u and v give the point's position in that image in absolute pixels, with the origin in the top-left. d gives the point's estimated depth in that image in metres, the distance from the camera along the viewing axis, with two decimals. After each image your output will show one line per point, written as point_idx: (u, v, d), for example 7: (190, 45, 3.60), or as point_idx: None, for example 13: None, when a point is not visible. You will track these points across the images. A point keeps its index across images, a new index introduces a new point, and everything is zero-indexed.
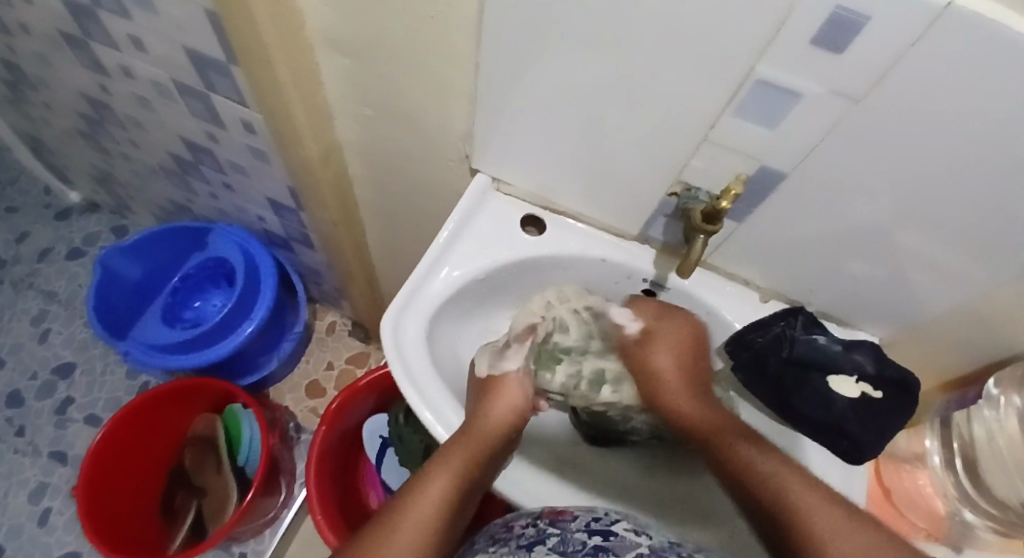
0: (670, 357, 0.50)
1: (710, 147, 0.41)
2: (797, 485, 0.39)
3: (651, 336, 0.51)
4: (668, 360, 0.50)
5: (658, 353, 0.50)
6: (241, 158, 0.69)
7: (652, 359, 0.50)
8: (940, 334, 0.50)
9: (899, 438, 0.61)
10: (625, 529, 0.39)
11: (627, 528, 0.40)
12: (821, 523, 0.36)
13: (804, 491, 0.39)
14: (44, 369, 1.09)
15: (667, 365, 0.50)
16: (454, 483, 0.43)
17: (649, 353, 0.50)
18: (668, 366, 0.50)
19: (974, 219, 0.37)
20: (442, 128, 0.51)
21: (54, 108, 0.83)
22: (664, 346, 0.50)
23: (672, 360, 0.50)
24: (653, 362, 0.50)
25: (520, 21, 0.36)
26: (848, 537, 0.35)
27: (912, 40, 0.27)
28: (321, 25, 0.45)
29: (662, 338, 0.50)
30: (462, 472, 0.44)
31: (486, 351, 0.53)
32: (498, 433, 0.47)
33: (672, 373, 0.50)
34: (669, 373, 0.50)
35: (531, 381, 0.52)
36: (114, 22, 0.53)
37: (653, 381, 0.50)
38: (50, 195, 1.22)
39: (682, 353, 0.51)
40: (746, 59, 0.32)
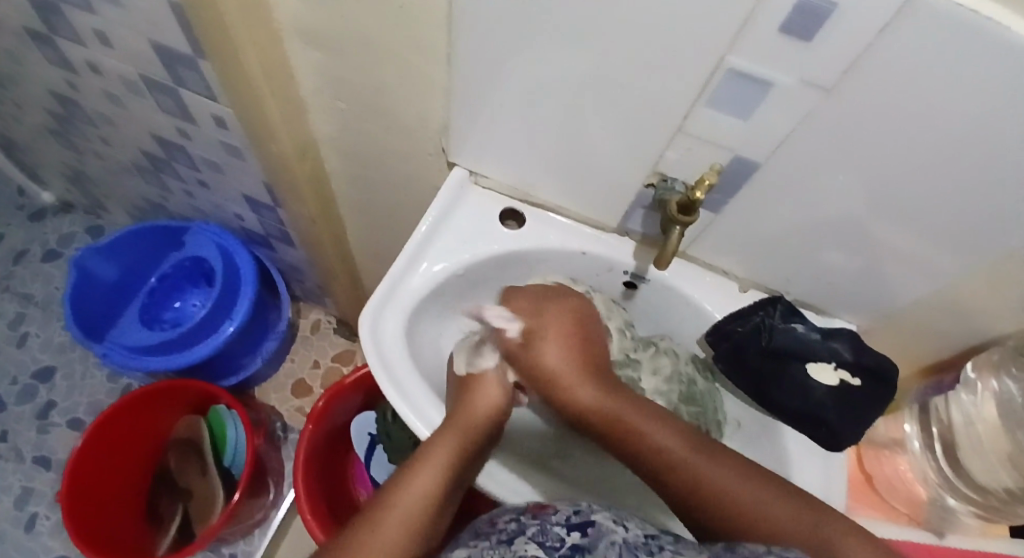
0: (558, 351, 0.47)
1: (686, 138, 0.40)
2: (719, 476, 0.40)
3: (536, 334, 0.48)
4: (558, 355, 0.47)
5: (548, 350, 0.47)
6: (216, 155, 0.67)
7: (541, 357, 0.47)
8: (916, 322, 0.50)
9: (877, 425, 0.61)
10: (605, 519, 0.39)
11: (607, 519, 0.39)
12: (766, 511, 0.38)
13: (729, 483, 0.40)
14: (22, 373, 1.07)
15: (560, 362, 0.47)
16: (442, 478, 0.42)
17: (537, 351, 0.47)
18: (560, 362, 0.47)
19: (946, 207, 0.37)
20: (418, 121, 0.51)
21: (22, 106, 0.81)
22: (550, 342, 0.48)
23: (562, 353, 0.47)
24: (543, 362, 0.47)
25: (490, 11, 0.35)
26: (795, 519, 0.38)
27: (881, 27, 0.27)
28: (291, 18, 0.44)
29: (547, 336, 0.48)
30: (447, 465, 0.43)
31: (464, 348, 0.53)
32: (484, 429, 0.47)
33: (563, 368, 0.47)
34: (564, 370, 0.47)
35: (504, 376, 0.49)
36: (78, 16, 0.52)
37: (546, 382, 0.47)
38: (24, 196, 1.20)
39: (569, 342, 0.48)
40: (717, 49, 0.32)
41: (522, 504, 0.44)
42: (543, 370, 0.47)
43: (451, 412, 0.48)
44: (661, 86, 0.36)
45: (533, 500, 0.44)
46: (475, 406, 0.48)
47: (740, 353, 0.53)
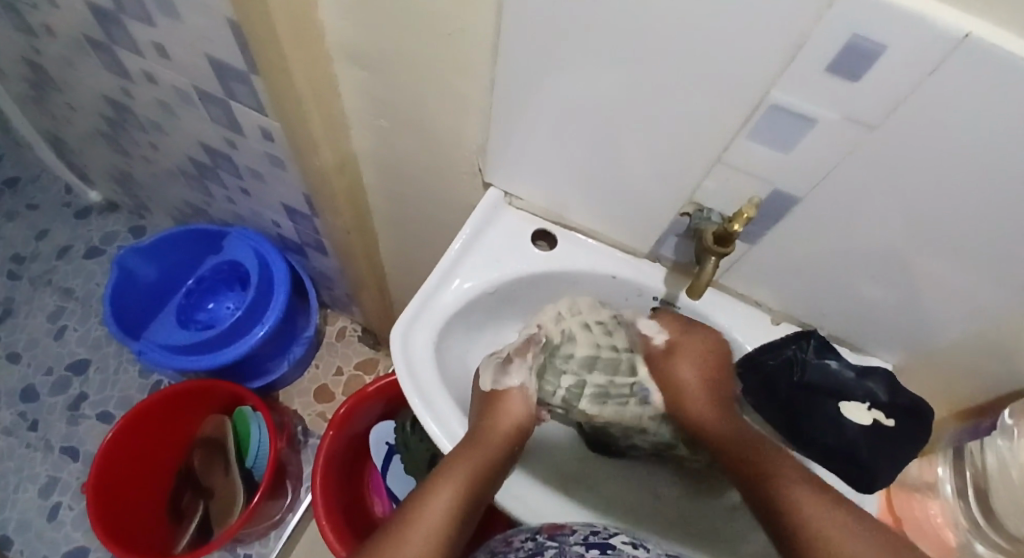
0: (693, 369, 0.51)
1: (723, 168, 0.40)
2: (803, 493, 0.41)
3: (676, 348, 0.52)
4: (691, 371, 0.51)
5: (680, 365, 0.51)
6: (258, 164, 0.70)
7: (675, 369, 0.51)
8: (953, 364, 0.49)
9: (910, 466, 0.61)
10: (623, 541, 0.40)
11: (625, 541, 0.41)
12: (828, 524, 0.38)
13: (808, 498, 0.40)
14: (58, 365, 1.11)
15: (690, 379, 0.51)
16: (458, 497, 0.42)
17: (673, 366, 0.52)
18: (690, 378, 0.51)
19: (991, 249, 0.36)
20: (457, 141, 0.52)
21: (77, 109, 0.85)
22: (687, 361, 0.51)
23: (696, 373, 0.51)
24: (676, 374, 0.51)
25: (539, 38, 0.36)
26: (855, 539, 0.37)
27: (931, 68, 0.26)
28: (342, 38, 0.46)
29: (685, 352, 0.51)
30: (470, 485, 0.43)
31: (491, 363, 0.54)
32: (500, 446, 0.47)
33: (694, 387, 0.51)
34: (692, 386, 0.51)
35: (529, 396, 0.51)
36: (139, 29, 0.55)
37: (676, 392, 0.52)
38: (71, 195, 1.25)
39: (707, 364, 0.51)
40: (760, 84, 0.32)
41: (535, 525, 0.44)
42: (674, 379, 0.52)
43: (473, 427, 0.48)
44: (701, 117, 0.37)
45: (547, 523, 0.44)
46: (497, 428, 0.48)
47: (770, 386, 0.50)
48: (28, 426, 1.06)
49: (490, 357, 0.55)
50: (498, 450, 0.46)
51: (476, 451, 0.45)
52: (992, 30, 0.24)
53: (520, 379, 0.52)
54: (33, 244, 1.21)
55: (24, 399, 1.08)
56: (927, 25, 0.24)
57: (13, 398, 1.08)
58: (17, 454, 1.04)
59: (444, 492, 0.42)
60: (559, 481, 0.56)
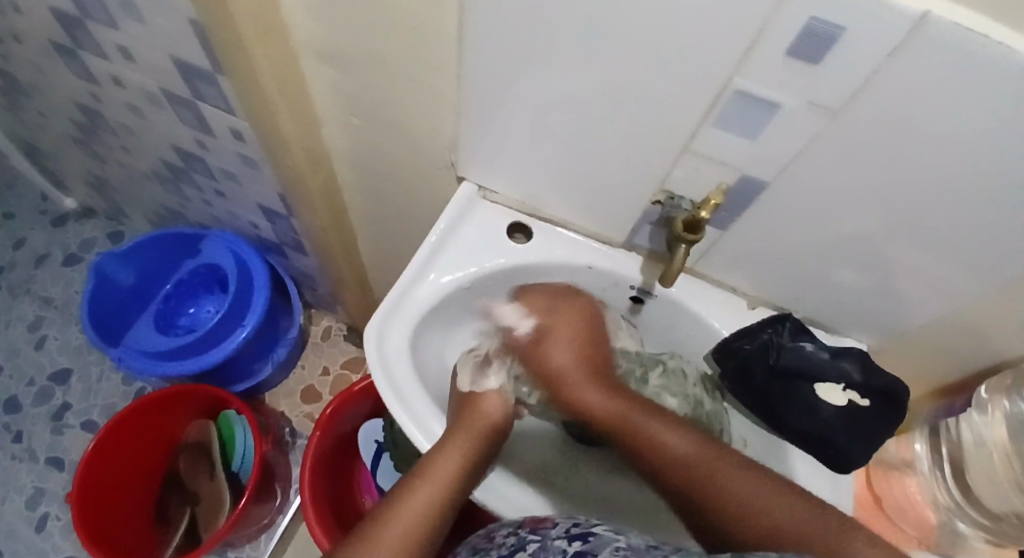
0: (568, 354, 0.52)
1: (692, 157, 0.40)
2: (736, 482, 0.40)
3: (546, 332, 0.53)
4: (567, 355, 0.52)
5: (555, 349, 0.52)
6: (232, 165, 0.69)
7: (547, 354, 0.52)
8: (927, 343, 0.49)
9: (888, 445, 0.61)
10: (604, 528, 0.39)
11: (607, 529, 0.39)
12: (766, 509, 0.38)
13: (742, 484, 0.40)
14: (40, 375, 1.09)
15: (565, 361, 0.52)
16: (440, 492, 0.43)
17: (547, 350, 0.52)
18: (567, 360, 0.51)
19: (958, 227, 0.37)
20: (429, 136, 0.51)
21: (46, 114, 0.84)
22: (560, 344, 0.52)
23: (571, 356, 0.52)
24: (550, 361, 0.52)
25: (501, 29, 0.36)
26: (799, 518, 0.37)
27: (888, 51, 0.27)
28: (307, 35, 0.45)
29: (556, 334, 0.53)
30: (449, 478, 0.44)
31: (469, 363, 0.55)
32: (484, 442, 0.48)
33: (574, 370, 0.51)
34: (571, 369, 0.51)
35: (507, 397, 0.52)
36: (102, 31, 0.54)
37: (554, 378, 0.51)
38: (46, 202, 1.23)
39: (580, 347, 0.52)
40: (724, 70, 0.32)
41: (517, 518, 0.44)
42: (550, 365, 0.52)
43: (456, 418, 0.49)
44: (667, 107, 0.37)
45: (529, 515, 0.44)
46: (476, 420, 0.48)
47: (748, 372, 0.52)
48: (12, 437, 1.04)
49: (467, 357, 0.56)
50: (479, 441, 0.47)
51: (455, 442, 0.46)
52: (950, 9, 0.24)
53: (497, 379, 0.53)
54: (10, 253, 1.19)
55: (6, 410, 1.06)
56: (885, 7, 0.24)
57: None
58: (1, 466, 1.02)
59: (422, 485, 0.43)
60: (541, 474, 0.56)
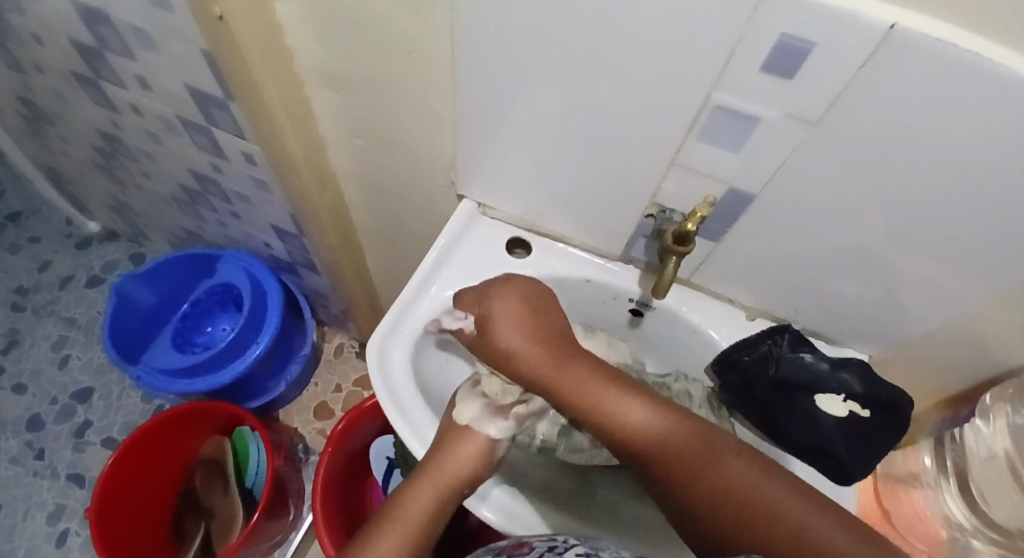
0: (515, 329, 0.45)
1: (680, 170, 0.41)
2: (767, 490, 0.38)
3: (493, 313, 0.46)
4: (516, 333, 0.45)
5: (503, 329, 0.46)
6: (245, 188, 0.71)
7: (501, 339, 0.46)
8: (929, 351, 0.49)
9: (895, 457, 0.61)
10: (577, 553, 0.38)
11: (579, 553, 0.38)
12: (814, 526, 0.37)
13: (784, 496, 0.38)
14: (63, 394, 1.13)
15: (517, 342, 0.45)
16: (405, 535, 0.44)
17: (495, 332, 0.46)
18: (516, 341, 0.45)
19: (944, 233, 0.37)
20: (429, 155, 0.53)
21: (71, 141, 0.88)
22: (506, 323, 0.46)
23: (517, 331, 0.45)
24: (502, 343, 0.45)
25: (489, 49, 0.37)
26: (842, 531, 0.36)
27: (860, 63, 0.27)
28: (311, 61, 0.48)
29: (502, 314, 0.46)
30: (420, 521, 0.45)
31: (474, 398, 0.51)
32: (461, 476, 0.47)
33: (523, 346, 0.45)
34: (523, 349, 0.45)
35: (497, 452, 0.49)
36: (122, 63, 0.57)
37: (502, 357, 0.46)
38: (71, 226, 1.28)
39: (528, 315, 0.46)
40: (704, 84, 0.33)
41: (500, 543, 0.44)
42: (504, 349, 0.45)
43: (429, 455, 0.48)
44: (652, 124, 0.38)
45: (513, 538, 0.44)
46: (448, 465, 0.47)
47: (748, 383, 0.51)
48: (33, 455, 1.07)
49: (472, 390, 0.53)
50: (451, 482, 0.46)
51: (428, 484, 0.46)
52: (917, 20, 0.25)
53: (498, 431, 0.49)
54: (36, 275, 1.24)
55: (30, 428, 1.10)
56: (851, 19, 0.25)
57: (19, 427, 1.10)
58: (24, 483, 1.05)
59: (394, 529, 0.44)
60: (543, 487, 0.56)
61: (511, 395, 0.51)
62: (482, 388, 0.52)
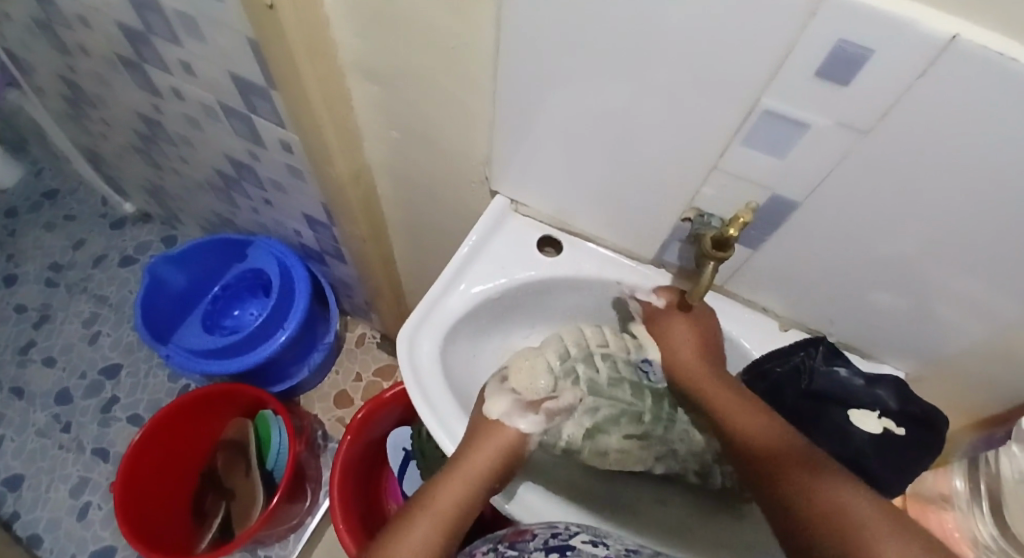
0: (687, 326, 0.53)
1: (721, 175, 0.41)
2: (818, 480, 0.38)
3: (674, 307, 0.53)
4: (686, 329, 0.53)
5: (677, 323, 0.53)
6: (279, 176, 0.72)
7: (671, 327, 0.53)
8: (968, 371, 0.48)
9: (926, 476, 0.60)
10: (582, 541, 0.40)
11: (585, 541, 0.41)
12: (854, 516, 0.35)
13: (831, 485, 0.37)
14: (91, 370, 1.16)
15: (685, 334, 0.52)
16: (436, 526, 0.44)
17: (670, 322, 0.53)
18: (683, 334, 0.52)
19: (993, 253, 0.36)
20: (465, 151, 0.53)
21: (111, 124, 0.90)
22: (680, 318, 0.53)
23: (688, 328, 0.53)
24: (671, 329, 0.53)
25: (533, 47, 0.37)
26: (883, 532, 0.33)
27: (917, 73, 0.27)
28: (354, 53, 0.48)
29: (683, 308, 0.53)
30: (448, 513, 0.45)
31: (504, 393, 0.50)
32: (483, 475, 0.47)
33: (688, 341, 0.52)
34: (687, 341, 0.52)
35: (527, 447, 0.49)
36: (167, 49, 0.58)
37: (665, 343, 0.53)
38: (107, 206, 1.32)
39: (702, 324, 0.53)
40: (753, 89, 0.32)
41: (500, 533, 0.44)
42: (670, 338, 0.53)
43: (457, 449, 0.48)
44: (698, 128, 0.37)
45: (512, 527, 0.44)
46: (475, 462, 0.47)
47: (778, 395, 0.50)
48: (61, 428, 1.11)
49: (500, 385, 0.51)
50: (478, 479, 0.47)
51: (454, 478, 0.46)
52: (981, 32, 0.24)
53: (528, 425, 0.49)
54: (71, 253, 1.28)
55: (59, 401, 1.13)
56: (912, 29, 0.25)
57: (48, 400, 1.13)
58: (50, 455, 1.09)
59: (423, 519, 0.44)
60: (565, 489, 0.56)
61: (542, 391, 0.50)
62: (511, 384, 0.50)
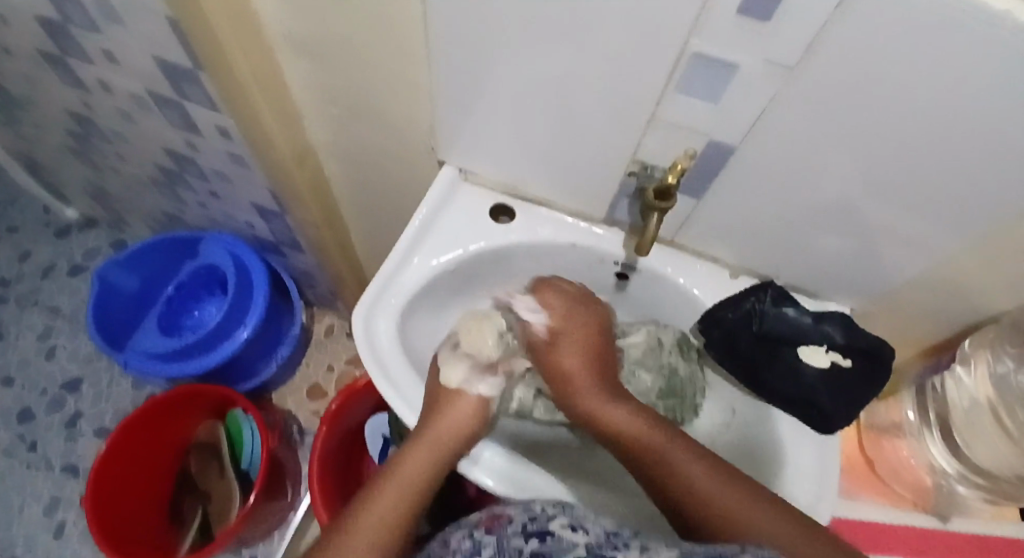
0: (574, 354, 0.52)
1: (661, 126, 0.41)
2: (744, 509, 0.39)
3: (558, 337, 0.52)
4: (574, 357, 0.52)
5: (563, 352, 0.52)
6: (223, 165, 0.70)
7: (558, 357, 0.52)
8: (911, 302, 0.50)
9: (879, 408, 0.64)
10: (562, 525, 0.38)
11: (564, 524, 0.38)
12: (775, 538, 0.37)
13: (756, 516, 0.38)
14: (52, 384, 1.12)
15: (573, 364, 0.51)
16: (400, 498, 0.43)
17: (556, 353, 0.52)
18: (573, 364, 0.51)
19: (922, 182, 0.37)
20: (409, 123, 0.52)
21: (42, 126, 0.85)
22: (567, 345, 0.52)
23: (578, 358, 0.52)
24: (560, 363, 0.52)
25: (460, 11, 0.37)
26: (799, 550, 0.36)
27: (835, 5, 0.27)
28: (281, 26, 0.46)
29: (567, 337, 0.52)
30: (414, 479, 0.45)
31: (458, 360, 0.51)
32: (456, 436, 0.48)
33: (578, 369, 0.51)
34: (577, 371, 0.51)
35: (490, 409, 0.51)
36: (88, 38, 0.55)
37: (564, 383, 0.51)
38: (49, 214, 1.25)
39: (588, 346, 0.52)
40: (679, 35, 0.32)
41: (473, 517, 0.43)
42: (558, 366, 0.52)
43: (421, 420, 0.49)
44: (630, 81, 0.38)
45: (486, 512, 0.43)
46: (443, 422, 0.48)
47: (732, 340, 0.53)
48: (26, 447, 1.07)
49: (453, 351, 0.52)
50: (449, 442, 0.47)
51: (422, 446, 0.47)
52: None
53: (488, 389, 0.51)
54: (17, 266, 1.22)
55: (21, 420, 1.09)
56: None
57: (9, 420, 1.09)
58: (18, 475, 1.05)
59: (390, 484, 0.43)
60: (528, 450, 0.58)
61: (494, 353, 0.51)
62: (462, 348, 0.51)
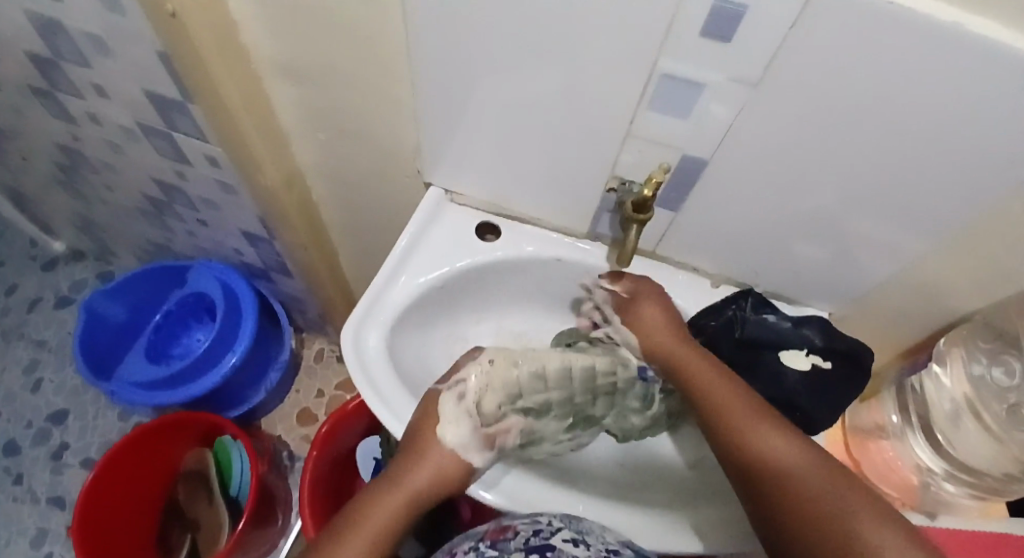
0: (655, 309, 0.53)
1: (636, 141, 0.43)
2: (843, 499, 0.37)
3: (638, 295, 0.54)
4: (656, 313, 0.53)
5: (646, 308, 0.53)
6: (211, 192, 0.70)
7: (641, 313, 0.53)
8: (884, 303, 0.52)
9: (861, 411, 0.65)
10: (563, 540, 0.39)
11: (566, 539, 0.39)
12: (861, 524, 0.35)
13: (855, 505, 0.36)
14: (38, 417, 1.10)
15: (655, 318, 0.53)
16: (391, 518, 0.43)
17: (638, 309, 0.54)
18: (654, 316, 0.53)
19: (883, 188, 0.39)
20: (394, 145, 0.54)
21: (30, 158, 0.86)
22: (648, 303, 0.54)
23: (661, 314, 0.53)
24: (643, 316, 0.53)
25: (441, 35, 0.38)
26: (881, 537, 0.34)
27: (790, 22, 0.29)
28: (268, 53, 0.48)
29: (645, 296, 0.54)
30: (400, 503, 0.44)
31: (462, 416, 0.47)
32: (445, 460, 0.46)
33: (661, 324, 0.52)
34: (659, 325, 0.52)
35: (472, 475, 0.48)
36: (78, 71, 0.56)
37: (641, 331, 0.53)
38: (36, 246, 1.25)
39: (669, 310, 0.53)
40: (650, 54, 0.34)
41: (480, 530, 0.42)
42: (641, 321, 0.53)
43: (410, 444, 0.47)
44: (605, 97, 0.39)
45: (493, 524, 0.43)
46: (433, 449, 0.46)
47: (714, 349, 0.54)
48: (12, 481, 1.04)
49: (458, 403, 0.47)
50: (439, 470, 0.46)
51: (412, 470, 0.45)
52: None
53: (480, 460, 0.48)
54: (3, 299, 1.21)
55: (5, 454, 1.06)
56: None
57: None
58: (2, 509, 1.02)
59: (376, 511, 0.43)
60: None
61: (495, 422, 0.48)
62: (468, 403, 0.47)
